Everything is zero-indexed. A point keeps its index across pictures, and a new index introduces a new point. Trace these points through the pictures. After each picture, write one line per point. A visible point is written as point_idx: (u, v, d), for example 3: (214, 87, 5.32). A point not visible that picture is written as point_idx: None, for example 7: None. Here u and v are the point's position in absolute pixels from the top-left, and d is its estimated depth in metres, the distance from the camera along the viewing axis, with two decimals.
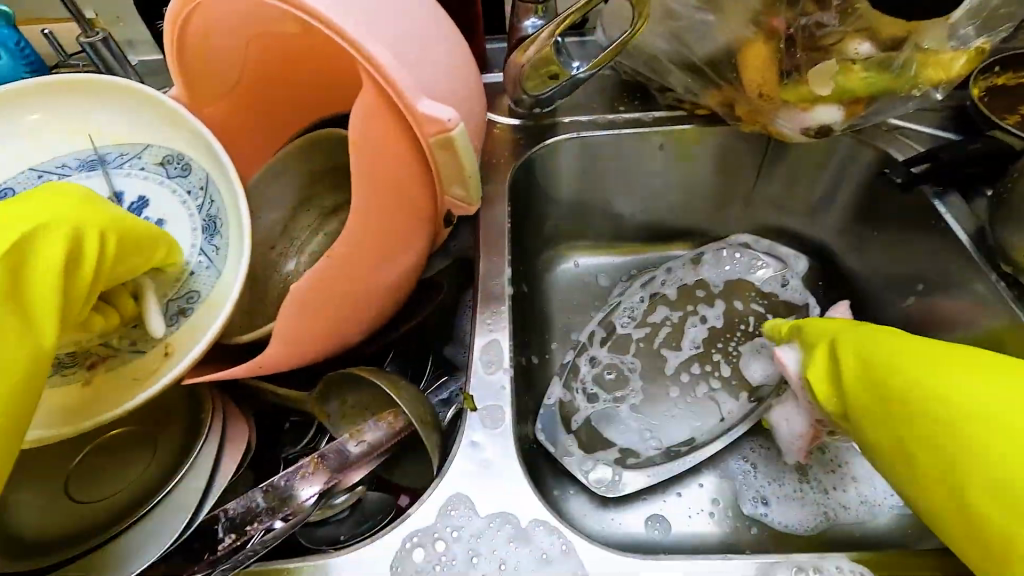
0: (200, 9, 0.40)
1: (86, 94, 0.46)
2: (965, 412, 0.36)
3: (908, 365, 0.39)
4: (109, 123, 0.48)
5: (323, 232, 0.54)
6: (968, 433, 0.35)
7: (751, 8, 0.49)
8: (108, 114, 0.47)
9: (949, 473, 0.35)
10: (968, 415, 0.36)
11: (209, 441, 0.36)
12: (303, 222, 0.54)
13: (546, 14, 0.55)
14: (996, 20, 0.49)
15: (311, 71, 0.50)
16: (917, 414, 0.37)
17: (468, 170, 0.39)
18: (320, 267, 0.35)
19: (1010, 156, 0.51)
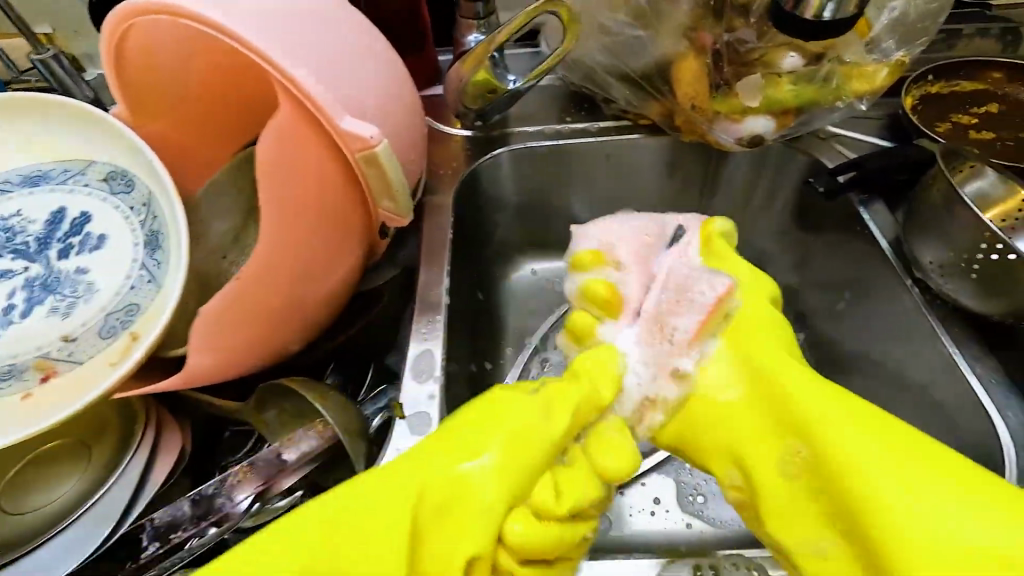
0: (135, 30, 0.41)
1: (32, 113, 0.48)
2: (837, 457, 0.32)
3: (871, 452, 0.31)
4: (57, 140, 0.49)
5: None
6: (839, 464, 0.32)
7: (680, 23, 0.51)
8: (55, 131, 0.48)
9: (823, 501, 0.32)
10: (845, 450, 0.32)
11: (139, 453, 0.38)
12: None
13: (488, 28, 0.56)
14: (914, 34, 0.51)
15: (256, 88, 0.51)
16: (835, 482, 0.31)
17: (394, 186, 0.40)
18: (233, 286, 0.36)
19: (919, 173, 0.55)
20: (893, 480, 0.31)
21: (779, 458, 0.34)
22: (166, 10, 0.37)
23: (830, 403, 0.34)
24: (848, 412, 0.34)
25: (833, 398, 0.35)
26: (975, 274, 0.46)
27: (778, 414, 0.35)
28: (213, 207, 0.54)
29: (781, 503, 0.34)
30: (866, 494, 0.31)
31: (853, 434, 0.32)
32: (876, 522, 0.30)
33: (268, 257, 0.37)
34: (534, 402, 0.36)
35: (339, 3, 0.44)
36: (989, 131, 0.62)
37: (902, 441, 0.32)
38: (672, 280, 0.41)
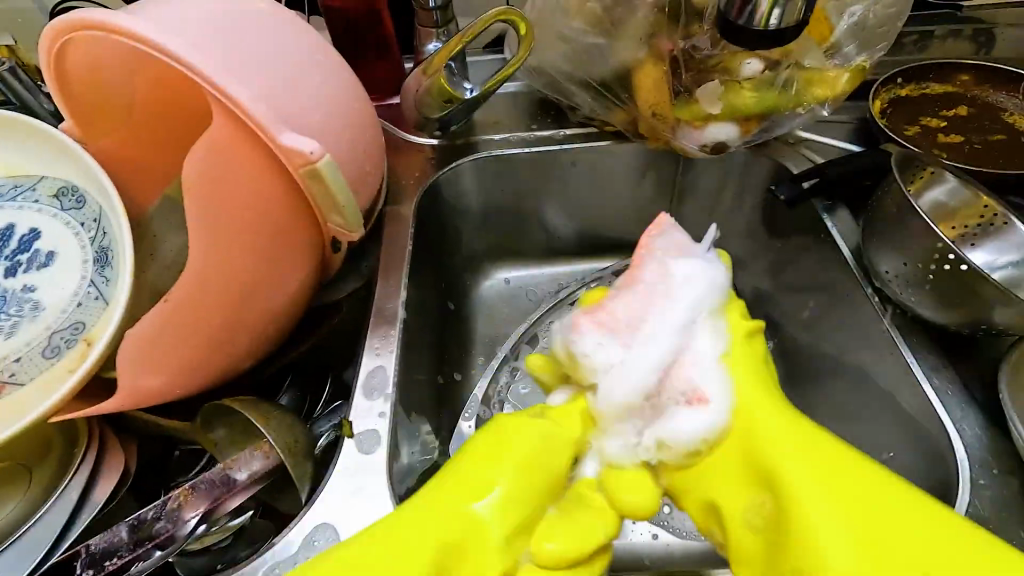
0: (74, 44, 0.41)
1: None
2: (790, 495, 0.31)
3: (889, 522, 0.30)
4: (11, 156, 0.48)
5: None
6: (791, 506, 0.31)
7: (641, 28, 0.50)
8: (9, 147, 0.48)
9: (770, 548, 0.32)
10: (810, 526, 0.30)
11: (80, 470, 0.37)
12: None
13: (448, 36, 0.56)
14: (874, 39, 0.51)
15: None
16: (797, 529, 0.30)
17: (341, 201, 0.40)
18: (171, 303, 0.36)
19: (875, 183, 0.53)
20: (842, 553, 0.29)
21: (742, 484, 0.33)
22: (99, 25, 0.36)
23: (790, 456, 0.32)
24: (880, 486, 0.31)
25: (806, 470, 0.32)
26: (930, 283, 0.46)
27: (753, 476, 0.33)
28: (170, 220, 0.53)
29: (724, 501, 0.34)
30: (800, 556, 0.30)
31: (815, 502, 0.30)
32: (795, 546, 0.30)
33: (208, 276, 0.37)
34: (536, 425, 0.35)
35: (287, 14, 0.44)
36: (958, 134, 0.61)
37: (853, 507, 0.30)
38: (639, 326, 0.36)
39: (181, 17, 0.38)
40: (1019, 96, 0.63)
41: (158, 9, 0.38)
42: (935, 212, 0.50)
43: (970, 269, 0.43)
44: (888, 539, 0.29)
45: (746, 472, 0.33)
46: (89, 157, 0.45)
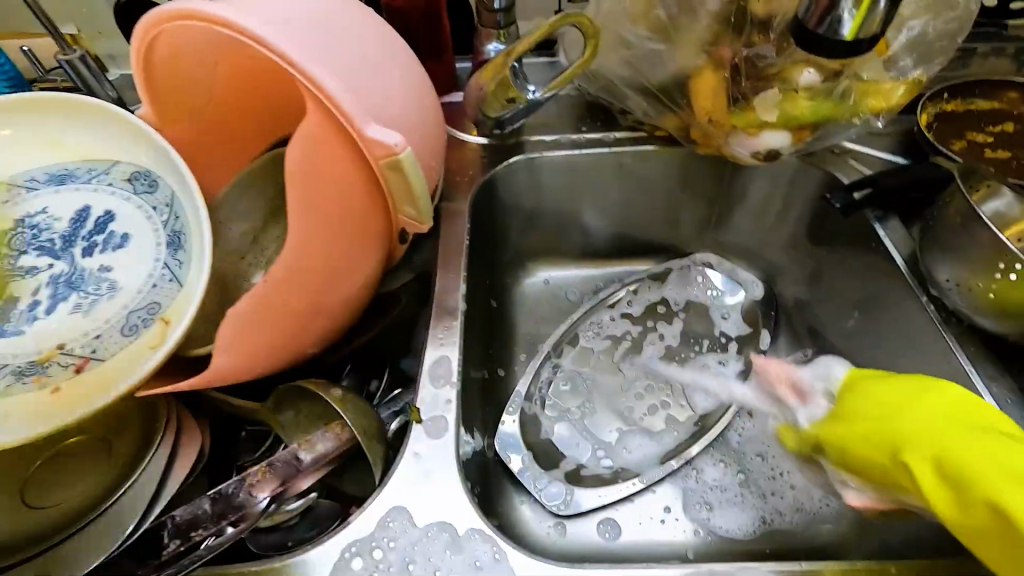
0: (164, 34, 0.42)
1: (53, 111, 0.48)
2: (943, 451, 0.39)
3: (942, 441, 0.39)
4: (80, 139, 0.49)
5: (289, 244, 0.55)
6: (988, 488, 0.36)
7: (700, 38, 0.52)
8: (77, 130, 0.48)
9: (924, 461, 0.39)
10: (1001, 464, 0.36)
11: (162, 446, 0.39)
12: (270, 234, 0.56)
13: (508, 38, 0.57)
14: (932, 53, 0.51)
15: (282, 89, 0.52)
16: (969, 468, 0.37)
17: (417, 193, 0.41)
18: (264, 286, 0.37)
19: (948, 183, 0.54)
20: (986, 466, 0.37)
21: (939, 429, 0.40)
22: (198, 16, 0.38)
23: (925, 419, 0.41)
24: (944, 403, 0.42)
25: (947, 434, 0.39)
26: (991, 295, 0.46)
27: (876, 426, 0.43)
28: (234, 208, 0.54)
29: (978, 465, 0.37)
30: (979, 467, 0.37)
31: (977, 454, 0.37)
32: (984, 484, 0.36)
33: (296, 262, 0.38)
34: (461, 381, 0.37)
35: (361, 9, 0.45)
36: (1005, 149, 0.62)
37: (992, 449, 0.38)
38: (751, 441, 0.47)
39: (272, 12, 0.39)
40: None
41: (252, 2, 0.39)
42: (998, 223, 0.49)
43: None
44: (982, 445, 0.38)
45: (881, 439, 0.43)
46: (167, 145, 0.47)
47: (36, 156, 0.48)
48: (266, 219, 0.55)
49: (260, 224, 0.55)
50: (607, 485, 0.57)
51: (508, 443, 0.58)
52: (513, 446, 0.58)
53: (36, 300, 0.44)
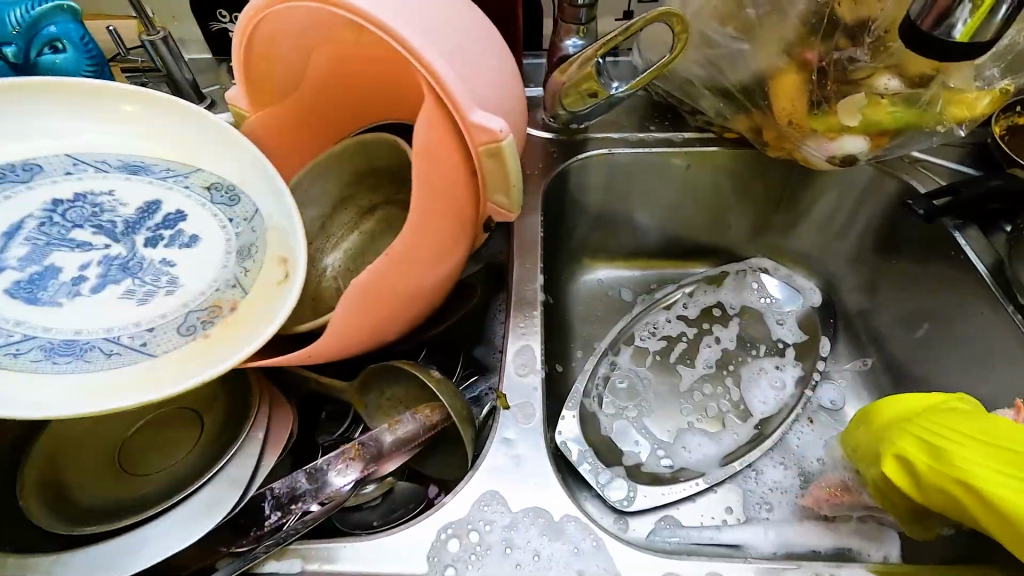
0: (270, 19, 0.42)
1: (148, 107, 0.47)
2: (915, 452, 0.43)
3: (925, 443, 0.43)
4: (168, 139, 0.48)
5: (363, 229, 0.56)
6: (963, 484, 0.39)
7: (784, 40, 0.52)
8: (158, 122, 0.47)
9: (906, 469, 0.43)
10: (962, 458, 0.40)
11: (259, 420, 0.39)
12: (344, 218, 0.56)
13: (587, 34, 0.57)
14: (1020, 64, 0.51)
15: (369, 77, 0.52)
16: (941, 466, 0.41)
17: (514, 181, 0.41)
18: (374, 266, 0.38)
19: None
20: (915, 448, 0.43)
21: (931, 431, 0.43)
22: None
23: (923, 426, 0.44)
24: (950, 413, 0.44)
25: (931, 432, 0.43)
26: None
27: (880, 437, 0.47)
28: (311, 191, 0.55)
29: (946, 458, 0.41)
30: (904, 451, 0.43)
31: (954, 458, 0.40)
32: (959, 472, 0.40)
33: (402, 243, 0.39)
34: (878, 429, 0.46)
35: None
36: None
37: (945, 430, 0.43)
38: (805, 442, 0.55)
39: None
40: None
41: None
42: None
43: None
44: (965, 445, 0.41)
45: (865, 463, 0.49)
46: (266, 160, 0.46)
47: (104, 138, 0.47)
48: (336, 205, 0.55)
49: (330, 210, 0.55)
50: (669, 485, 0.57)
51: (570, 437, 0.58)
52: (574, 442, 0.58)
53: (86, 279, 0.41)
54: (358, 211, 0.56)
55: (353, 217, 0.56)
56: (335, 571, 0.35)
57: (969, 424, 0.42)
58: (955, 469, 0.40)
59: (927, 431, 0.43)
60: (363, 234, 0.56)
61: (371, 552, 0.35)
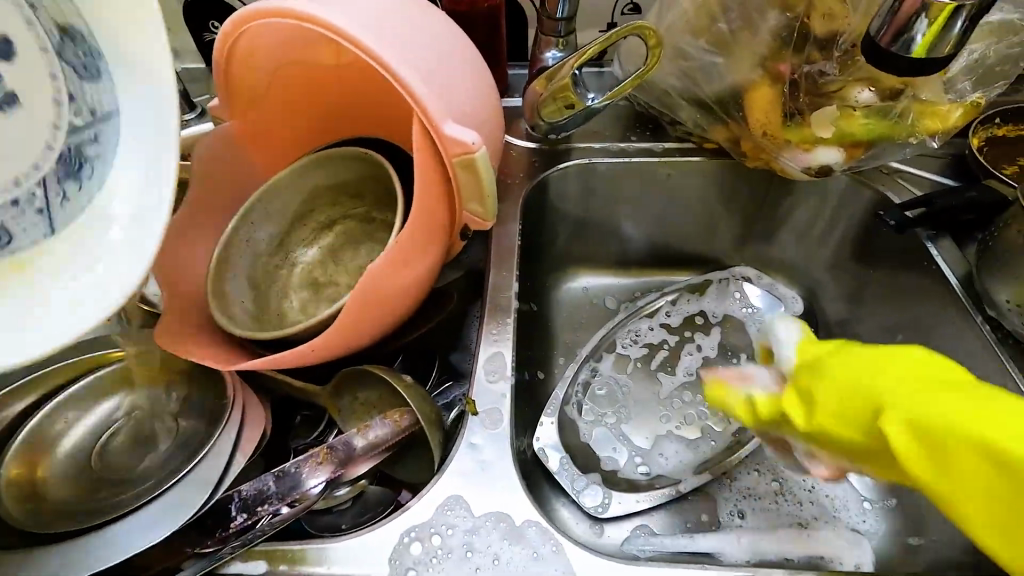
0: (250, 32, 0.43)
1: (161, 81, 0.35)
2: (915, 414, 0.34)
3: (922, 401, 0.34)
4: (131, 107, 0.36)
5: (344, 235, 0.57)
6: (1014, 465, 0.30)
7: (757, 54, 0.53)
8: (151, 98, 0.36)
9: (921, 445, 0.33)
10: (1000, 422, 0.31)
11: (229, 424, 0.40)
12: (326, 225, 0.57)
13: (567, 47, 0.58)
14: (991, 77, 0.52)
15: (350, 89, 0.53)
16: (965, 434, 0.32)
17: (487, 191, 0.42)
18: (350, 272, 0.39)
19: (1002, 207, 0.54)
20: (947, 416, 0.32)
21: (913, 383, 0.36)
22: (291, 14, 0.39)
23: (912, 390, 0.35)
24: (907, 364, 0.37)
25: (914, 390, 0.35)
26: None
27: (852, 394, 0.37)
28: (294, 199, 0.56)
29: (963, 419, 0.32)
30: (903, 413, 0.34)
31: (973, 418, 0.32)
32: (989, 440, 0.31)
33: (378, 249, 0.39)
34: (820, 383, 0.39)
35: (429, 9, 0.46)
36: None
37: (864, 384, 0.37)
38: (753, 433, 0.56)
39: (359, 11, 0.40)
40: None
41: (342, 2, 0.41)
42: None
43: None
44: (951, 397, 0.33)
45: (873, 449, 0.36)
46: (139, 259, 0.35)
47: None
48: (295, 220, 0.55)
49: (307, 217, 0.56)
50: (644, 491, 0.57)
51: (547, 444, 0.58)
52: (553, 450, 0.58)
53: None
54: (317, 226, 0.57)
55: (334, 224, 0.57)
56: (316, 573, 0.35)
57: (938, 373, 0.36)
58: (973, 438, 0.32)
59: (922, 375, 0.36)
60: (324, 246, 0.57)
61: (343, 552, 0.36)
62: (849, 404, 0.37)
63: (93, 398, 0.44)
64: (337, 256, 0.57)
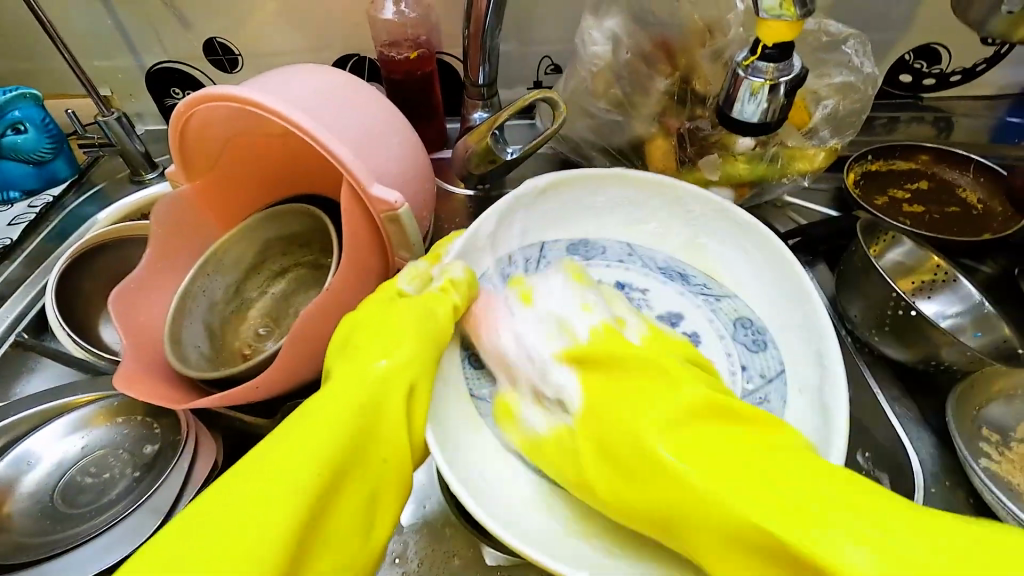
0: (201, 113, 0.49)
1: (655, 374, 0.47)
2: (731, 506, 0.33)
3: (751, 493, 0.33)
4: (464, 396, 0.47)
5: (285, 279, 0.63)
6: (749, 518, 0.33)
7: (652, 111, 0.60)
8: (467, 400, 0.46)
9: (784, 563, 0.32)
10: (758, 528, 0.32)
11: (184, 453, 0.46)
12: (269, 268, 0.63)
13: (490, 108, 0.66)
14: (844, 126, 0.61)
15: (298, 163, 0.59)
16: (786, 545, 0.31)
17: (412, 240, 0.48)
18: (307, 314, 0.45)
19: (870, 229, 0.58)
20: (742, 474, 0.34)
21: (723, 468, 0.35)
22: (238, 100, 0.46)
23: (728, 446, 0.36)
24: (753, 454, 0.35)
25: (790, 485, 0.33)
26: (888, 326, 0.52)
27: (711, 471, 0.35)
28: (239, 252, 0.60)
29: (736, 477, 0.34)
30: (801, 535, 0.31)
31: (800, 502, 0.32)
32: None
33: (324, 299, 0.46)
34: (671, 449, 0.36)
35: (361, 85, 0.54)
36: (920, 205, 0.70)
37: (712, 463, 0.35)
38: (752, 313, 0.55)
39: (300, 103, 0.48)
40: (972, 175, 0.71)
41: (277, 87, 0.49)
42: (896, 269, 0.59)
43: (919, 314, 0.49)
44: (783, 493, 0.33)
45: (615, 468, 0.37)
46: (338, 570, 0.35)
47: (569, 223, 0.58)
48: (248, 270, 0.61)
49: (246, 272, 0.61)
50: None
51: None
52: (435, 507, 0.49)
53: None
54: (270, 273, 0.63)
55: (275, 271, 0.63)
56: None
57: (737, 452, 0.36)
58: (805, 514, 0.32)
59: (749, 458, 0.35)
60: (278, 292, 0.62)
61: None
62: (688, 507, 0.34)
63: (63, 442, 0.49)
64: (290, 301, 0.62)
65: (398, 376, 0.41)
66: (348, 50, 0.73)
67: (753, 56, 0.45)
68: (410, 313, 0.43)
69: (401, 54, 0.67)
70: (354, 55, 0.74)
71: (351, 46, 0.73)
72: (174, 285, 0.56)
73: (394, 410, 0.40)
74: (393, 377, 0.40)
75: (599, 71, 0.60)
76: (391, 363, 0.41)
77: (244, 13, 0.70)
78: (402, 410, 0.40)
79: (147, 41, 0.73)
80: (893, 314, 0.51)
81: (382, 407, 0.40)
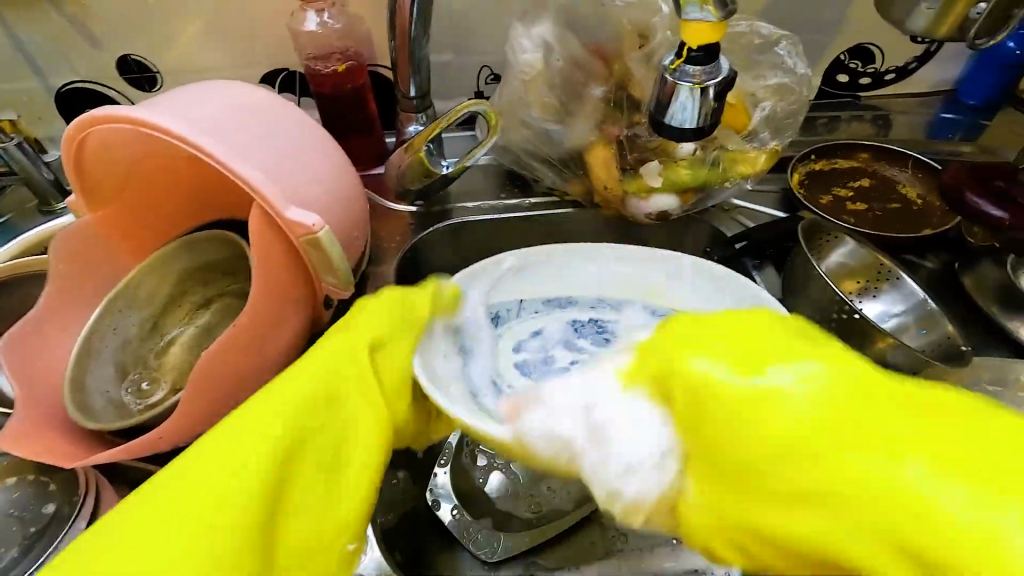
0: (94, 135, 0.44)
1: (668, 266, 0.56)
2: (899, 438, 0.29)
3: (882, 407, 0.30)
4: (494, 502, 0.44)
5: (211, 308, 0.58)
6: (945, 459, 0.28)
7: (591, 119, 0.59)
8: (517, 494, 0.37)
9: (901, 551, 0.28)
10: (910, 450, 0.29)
11: (79, 515, 0.41)
12: (191, 298, 0.58)
13: (425, 120, 0.63)
14: (784, 126, 0.60)
15: (217, 185, 0.55)
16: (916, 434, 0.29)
17: (337, 264, 0.45)
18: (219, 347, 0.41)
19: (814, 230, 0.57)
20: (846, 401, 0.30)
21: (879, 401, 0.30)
22: (131, 121, 0.41)
23: (849, 393, 0.30)
24: (869, 376, 0.31)
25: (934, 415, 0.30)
26: (835, 329, 0.51)
27: (829, 406, 0.30)
28: (151, 280, 0.55)
29: (840, 447, 0.29)
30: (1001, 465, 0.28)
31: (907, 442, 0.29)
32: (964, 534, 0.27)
33: (237, 333, 0.42)
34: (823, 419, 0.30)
35: (275, 102, 0.50)
36: (863, 202, 0.70)
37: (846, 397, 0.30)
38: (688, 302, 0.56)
39: (204, 123, 0.45)
40: (910, 171, 0.72)
41: (180, 108, 0.45)
42: (839, 271, 0.58)
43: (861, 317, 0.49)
44: (948, 426, 0.29)
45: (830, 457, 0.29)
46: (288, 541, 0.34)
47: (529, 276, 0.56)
48: (167, 303, 0.57)
49: (162, 304, 0.56)
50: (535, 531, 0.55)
51: (439, 494, 0.56)
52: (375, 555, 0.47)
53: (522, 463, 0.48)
54: (192, 306, 0.58)
55: (197, 300, 0.58)
56: None
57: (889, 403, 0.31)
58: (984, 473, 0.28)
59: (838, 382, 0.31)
60: (201, 325, 0.58)
61: None
62: (881, 470, 0.29)
63: None
64: (214, 334, 0.58)
65: (361, 350, 0.41)
66: (276, 65, 0.69)
67: (680, 58, 0.43)
68: (383, 303, 0.44)
69: (328, 67, 0.63)
70: (283, 70, 0.70)
71: (279, 62, 0.69)
72: (77, 327, 0.51)
73: (353, 393, 0.39)
74: (357, 352, 0.41)
75: (532, 78, 0.58)
76: (373, 338, 0.41)
77: (160, 30, 0.65)
78: (369, 390, 0.39)
79: (53, 60, 0.67)
80: (837, 318, 0.50)
81: (343, 385, 0.39)
